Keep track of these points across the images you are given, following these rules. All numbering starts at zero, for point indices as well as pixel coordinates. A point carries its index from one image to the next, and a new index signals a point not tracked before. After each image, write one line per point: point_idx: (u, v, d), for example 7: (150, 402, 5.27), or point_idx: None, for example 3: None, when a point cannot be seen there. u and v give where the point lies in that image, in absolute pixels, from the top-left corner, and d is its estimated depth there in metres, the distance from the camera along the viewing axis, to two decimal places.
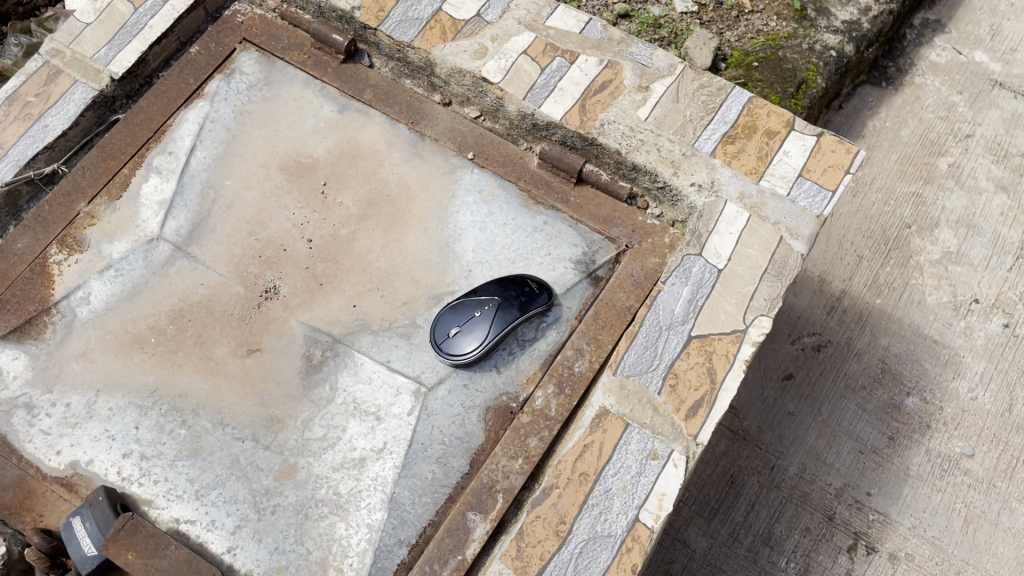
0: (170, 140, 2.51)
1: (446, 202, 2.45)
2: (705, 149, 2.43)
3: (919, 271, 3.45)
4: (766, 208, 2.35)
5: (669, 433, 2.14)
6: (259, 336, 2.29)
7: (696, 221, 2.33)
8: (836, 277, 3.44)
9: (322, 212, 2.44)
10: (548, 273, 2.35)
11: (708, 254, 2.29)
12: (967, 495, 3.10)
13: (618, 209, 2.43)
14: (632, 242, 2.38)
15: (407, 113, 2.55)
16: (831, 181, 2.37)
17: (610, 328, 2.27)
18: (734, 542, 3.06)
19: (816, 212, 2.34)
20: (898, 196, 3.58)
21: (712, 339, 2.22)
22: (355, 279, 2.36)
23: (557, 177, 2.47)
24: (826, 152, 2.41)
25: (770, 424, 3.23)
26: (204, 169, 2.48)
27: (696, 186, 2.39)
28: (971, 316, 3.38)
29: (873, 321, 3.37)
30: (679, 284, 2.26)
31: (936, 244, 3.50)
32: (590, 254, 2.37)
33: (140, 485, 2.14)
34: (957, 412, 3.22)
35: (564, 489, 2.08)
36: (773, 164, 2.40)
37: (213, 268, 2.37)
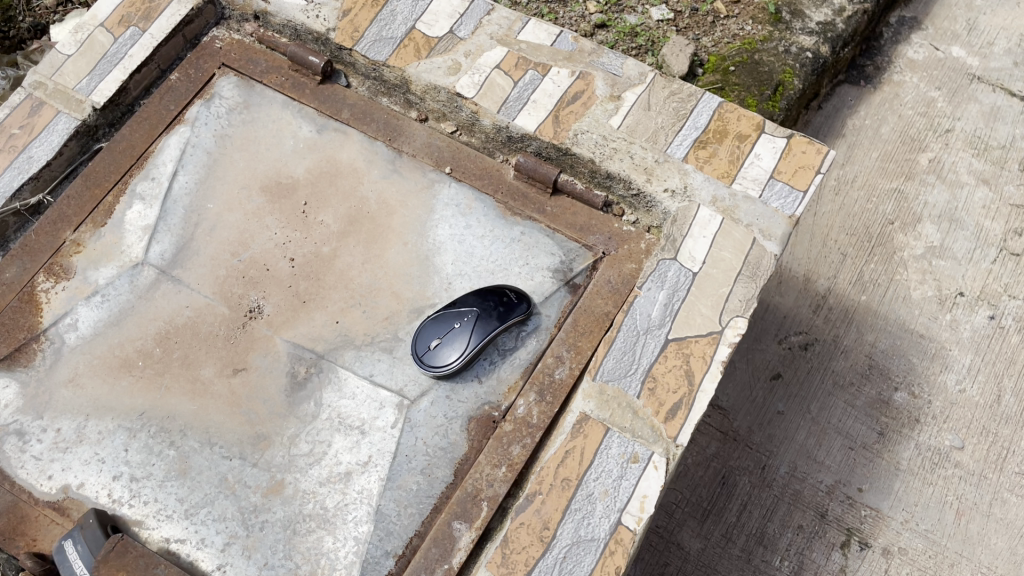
0: (152, 166, 2.55)
1: (424, 216, 2.49)
2: (677, 155, 2.46)
3: (904, 266, 3.48)
4: (739, 210, 2.38)
5: (649, 436, 2.17)
6: (244, 355, 2.33)
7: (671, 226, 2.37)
8: (821, 275, 3.47)
9: (303, 231, 2.48)
10: (526, 283, 2.39)
11: (683, 259, 2.33)
12: (958, 487, 3.12)
13: (594, 217, 2.47)
14: (609, 249, 2.42)
15: (384, 130, 2.60)
16: (802, 182, 2.41)
17: (588, 334, 2.30)
18: (727, 542, 3.08)
19: (788, 212, 2.37)
20: (880, 193, 3.61)
21: (688, 341, 2.25)
22: (337, 295, 2.40)
23: (534, 188, 2.51)
24: (797, 153, 2.45)
25: (760, 424, 3.25)
26: (186, 194, 2.52)
27: (669, 192, 2.43)
28: (957, 309, 3.40)
29: (860, 318, 3.39)
30: (655, 288, 2.30)
31: (919, 239, 3.52)
32: (568, 262, 2.41)
33: (131, 506, 2.18)
34: (945, 405, 3.24)
35: (547, 495, 2.11)
36: (744, 167, 2.43)
37: (198, 290, 2.41)
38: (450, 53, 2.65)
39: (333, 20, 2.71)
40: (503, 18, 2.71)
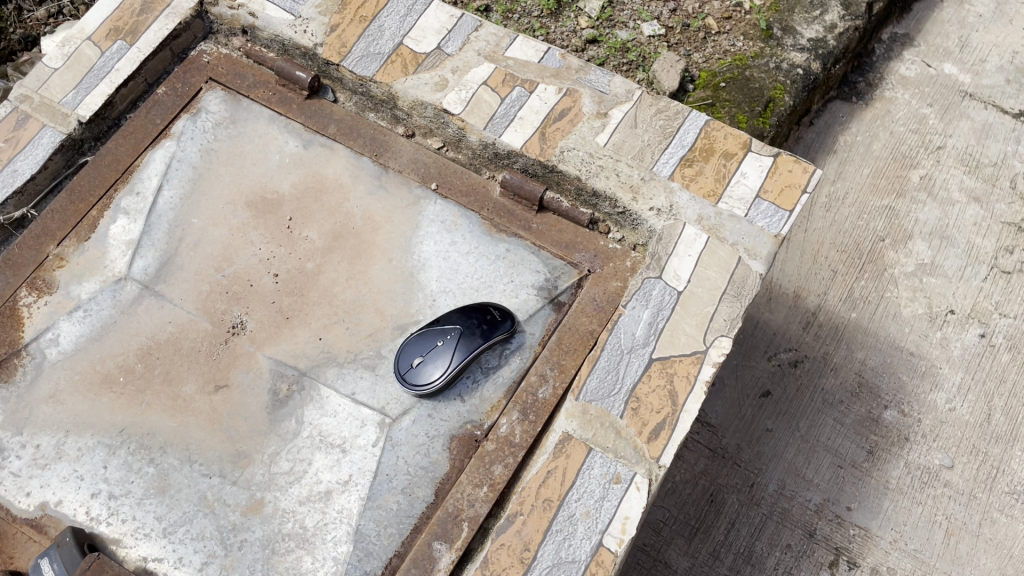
0: (137, 180, 2.55)
1: (409, 232, 2.48)
2: (663, 173, 2.45)
3: (894, 283, 3.47)
4: (724, 229, 2.37)
5: (631, 456, 2.15)
6: (226, 372, 2.32)
7: (655, 244, 2.36)
8: (811, 292, 3.45)
9: (287, 247, 2.47)
10: (511, 301, 2.38)
11: (667, 277, 2.32)
12: (947, 507, 3.10)
13: (580, 234, 2.47)
14: (594, 267, 2.41)
15: (370, 146, 2.59)
16: (788, 201, 2.40)
17: (572, 353, 2.29)
18: (715, 561, 3.05)
19: (773, 231, 2.37)
20: (871, 210, 3.60)
21: (672, 361, 2.23)
22: (321, 311, 2.39)
23: (520, 205, 2.50)
24: (783, 172, 2.44)
25: (748, 442, 3.23)
26: (171, 209, 2.52)
27: (654, 211, 2.42)
28: (948, 327, 3.39)
29: (850, 335, 3.38)
30: (639, 307, 2.29)
31: (910, 256, 3.51)
32: (553, 280, 2.40)
33: (108, 524, 2.16)
34: (935, 423, 3.23)
35: (528, 515, 2.09)
36: (730, 186, 2.43)
37: (181, 306, 2.41)
38: (437, 69, 2.65)
39: (320, 34, 2.70)
40: (490, 34, 2.71)
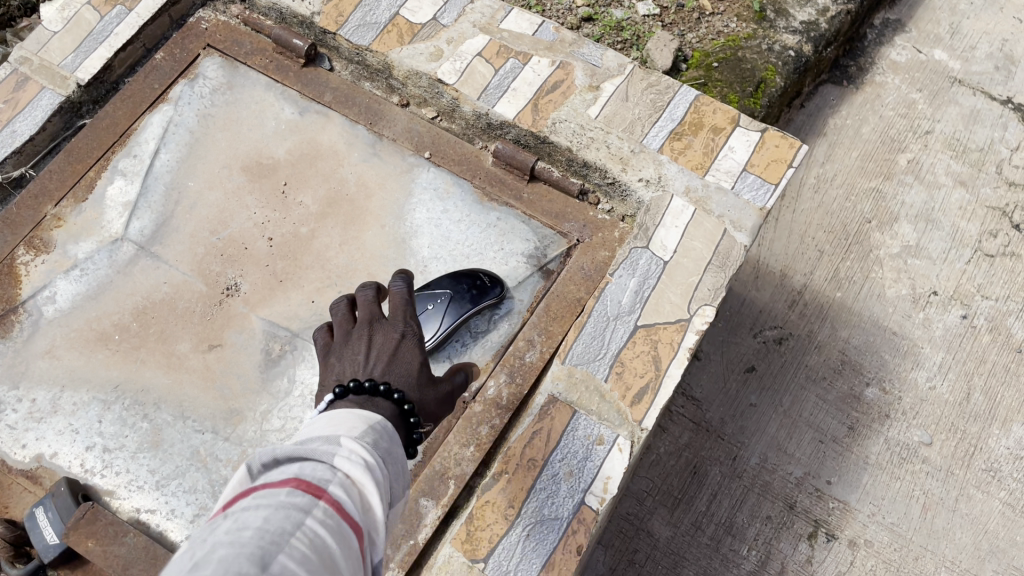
0: (134, 143, 2.59)
1: (402, 199, 2.52)
2: (653, 146, 2.50)
3: (879, 264, 3.52)
4: (711, 201, 2.42)
5: (615, 419, 2.20)
6: (220, 331, 2.37)
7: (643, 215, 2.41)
8: (797, 271, 3.51)
9: (282, 211, 2.52)
10: (501, 268, 2.43)
11: (654, 247, 2.37)
12: (925, 482, 3.16)
13: (570, 205, 2.51)
14: (583, 236, 2.47)
15: (365, 114, 2.63)
16: (774, 175, 2.45)
17: (560, 319, 2.34)
18: (697, 531, 3.11)
19: (759, 204, 2.41)
20: (859, 192, 3.66)
21: (657, 328, 2.28)
22: (314, 275, 2.43)
23: (511, 175, 2.55)
24: (770, 147, 2.49)
25: (732, 416, 3.29)
26: (167, 172, 2.56)
27: (643, 182, 2.46)
28: (930, 308, 3.45)
29: (834, 314, 3.43)
30: (626, 275, 2.34)
31: (896, 238, 3.57)
32: (542, 249, 2.46)
33: (102, 476, 2.21)
34: (915, 401, 3.29)
35: (512, 474, 2.14)
36: (717, 159, 2.47)
37: (176, 267, 2.45)
38: (432, 39, 2.69)
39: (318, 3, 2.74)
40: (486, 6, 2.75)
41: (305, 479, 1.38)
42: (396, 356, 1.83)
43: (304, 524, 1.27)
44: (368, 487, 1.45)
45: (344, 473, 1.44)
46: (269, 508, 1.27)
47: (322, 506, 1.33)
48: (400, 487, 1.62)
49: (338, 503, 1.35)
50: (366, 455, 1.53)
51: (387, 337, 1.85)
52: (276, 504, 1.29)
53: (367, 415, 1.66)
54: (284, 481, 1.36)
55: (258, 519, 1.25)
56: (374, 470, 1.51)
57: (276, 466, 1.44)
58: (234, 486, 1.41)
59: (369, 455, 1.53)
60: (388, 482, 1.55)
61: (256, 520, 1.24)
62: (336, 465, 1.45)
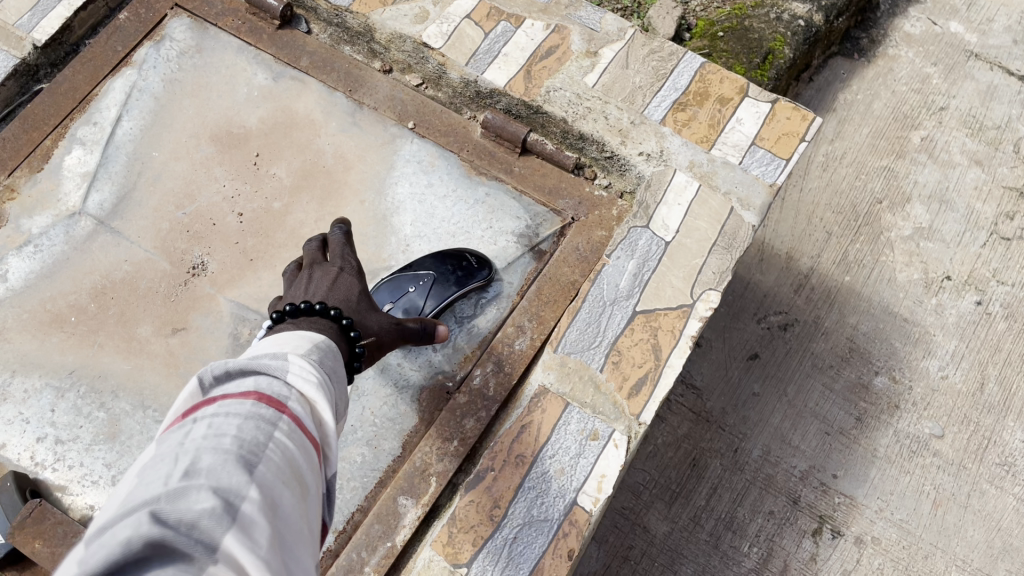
0: (95, 110, 2.40)
1: (384, 172, 2.34)
2: (654, 117, 2.31)
3: (890, 247, 3.35)
4: (717, 177, 2.24)
5: (611, 412, 2.03)
6: (185, 314, 2.19)
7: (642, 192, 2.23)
8: (803, 254, 3.34)
9: (253, 185, 2.33)
10: (489, 248, 2.25)
11: (655, 226, 2.19)
12: (935, 477, 3.01)
13: (564, 179, 2.33)
14: (578, 214, 2.29)
15: (345, 81, 2.43)
16: (785, 150, 2.26)
17: (552, 304, 2.17)
18: (695, 527, 2.95)
19: (769, 181, 2.23)
20: (869, 170, 3.47)
21: (657, 314, 2.11)
22: (287, 254, 2.25)
23: (501, 147, 2.36)
24: (781, 119, 2.30)
25: (734, 406, 3.13)
26: (131, 140, 2.37)
27: (644, 155, 2.27)
28: (943, 294, 3.28)
29: (842, 300, 3.26)
30: (624, 257, 2.16)
31: (907, 219, 3.39)
32: (534, 227, 2.27)
33: (54, 470, 2.04)
34: (926, 392, 3.12)
35: (499, 472, 1.97)
36: (724, 132, 2.29)
37: (138, 244, 2.26)
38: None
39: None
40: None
41: (268, 391, 1.30)
42: (333, 282, 1.85)
43: (279, 433, 1.22)
44: (324, 402, 1.40)
45: (299, 389, 1.38)
46: (243, 412, 1.20)
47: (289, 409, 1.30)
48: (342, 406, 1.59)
49: (303, 414, 1.30)
50: (314, 372, 1.48)
51: (322, 272, 1.89)
52: (249, 409, 1.22)
53: (305, 333, 1.64)
54: (247, 390, 1.28)
55: (234, 426, 1.17)
56: (324, 387, 1.47)
57: (230, 379, 1.35)
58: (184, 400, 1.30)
59: (318, 373, 1.48)
60: (334, 400, 1.51)
61: (234, 426, 1.17)
62: (291, 381, 1.39)
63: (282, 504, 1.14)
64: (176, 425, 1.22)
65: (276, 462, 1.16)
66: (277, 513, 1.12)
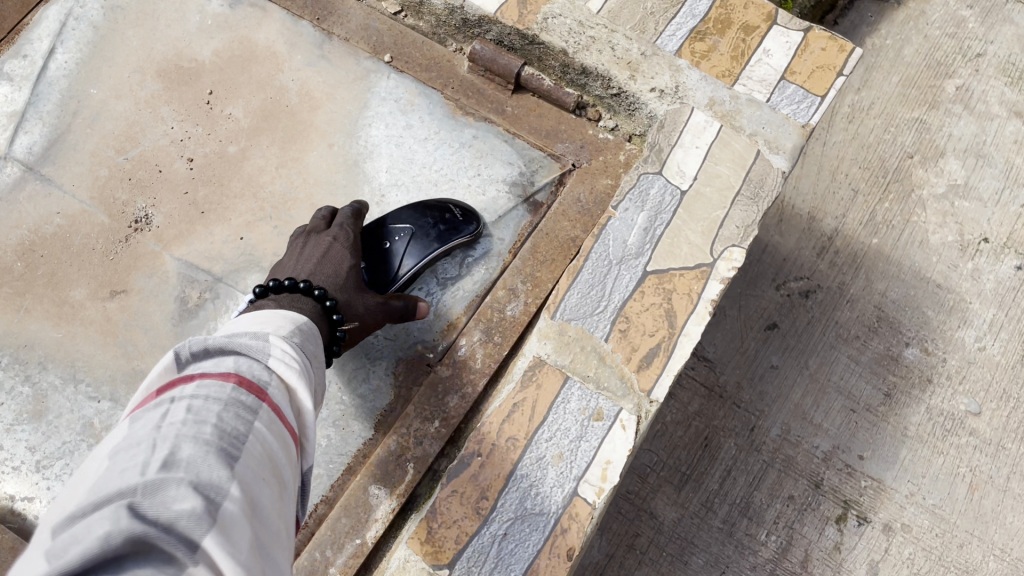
0: (25, 42, 2.09)
1: (355, 112, 2.03)
2: (668, 48, 2.00)
3: (922, 206, 2.89)
4: (741, 116, 1.92)
5: (617, 388, 1.74)
6: (125, 274, 1.89)
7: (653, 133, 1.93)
8: (827, 214, 2.90)
9: (206, 126, 2.02)
10: (476, 199, 1.95)
11: (670, 173, 1.89)
12: (972, 459, 2.60)
13: (564, 120, 2.04)
14: (579, 160, 1.99)
15: (311, 8, 2.13)
16: (819, 86, 1.95)
17: (549, 263, 1.87)
18: (707, 513, 2.58)
19: (801, 120, 1.92)
20: (899, 122, 3.00)
21: (671, 275, 1.82)
22: (244, 206, 1.95)
23: (492, 84, 2.06)
24: (814, 51, 1.99)
25: (749, 379, 2.72)
26: (65, 75, 2.06)
27: (656, 92, 1.97)
28: (980, 258, 2.83)
29: (870, 264, 2.83)
30: (633, 209, 1.86)
31: (941, 175, 2.92)
32: (529, 174, 1.97)
33: None
34: (961, 364, 2.71)
35: (487, 457, 1.69)
36: (750, 65, 1.98)
37: (73, 193, 1.96)
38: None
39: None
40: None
41: (249, 376, 1.14)
42: (323, 256, 1.68)
43: (258, 424, 1.06)
44: (307, 391, 1.24)
45: (281, 374, 1.21)
46: (222, 397, 1.04)
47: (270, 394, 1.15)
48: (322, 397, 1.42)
49: (284, 404, 1.14)
50: (296, 357, 1.32)
51: (315, 242, 1.72)
52: (228, 395, 1.06)
53: (287, 313, 1.46)
54: (226, 372, 1.12)
55: (216, 409, 1.01)
56: (306, 375, 1.30)
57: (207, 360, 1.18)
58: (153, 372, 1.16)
59: (300, 358, 1.32)
60: (314, 389, 1.35)
61: (214, 413, 1.00)
62: (273, 364, 1.23)
63: (261, 504, 0.98)
64: (144, 408, 1.05)
65: (257, 457, 1.01)
66: (258, 515, 0.96)
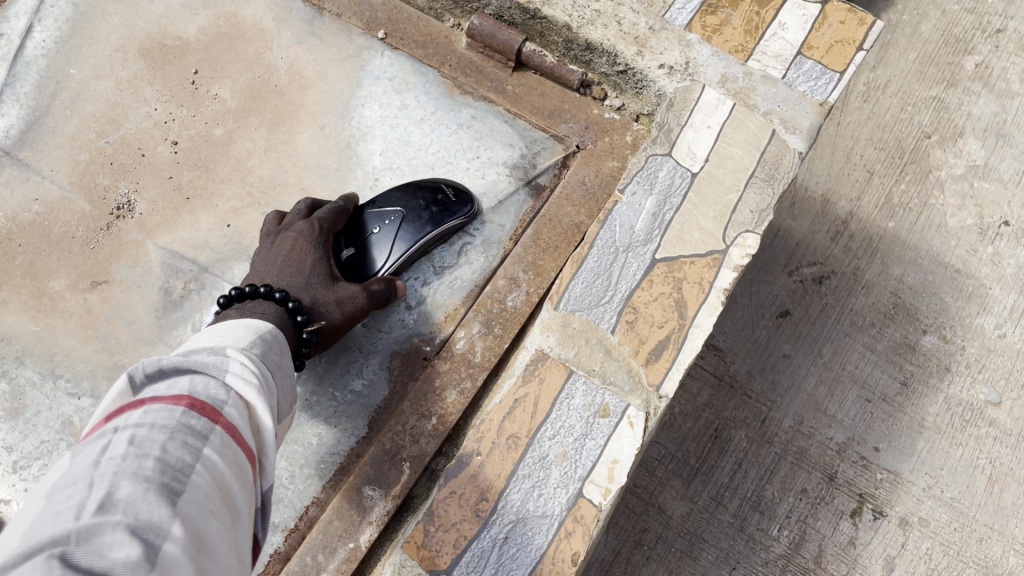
0: (1, 20, 1.99)
1: (348, 92, 1.93)
2: (678, 22, 1.89)
3: (940, 188, 2.78)
4: (755, 94, 1.82)
5: (625, 383, 1.64)
6: (106, 265, 1.80)
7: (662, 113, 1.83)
8: (841, 197, 2.78)
9: (191, 107, 1.93)
10: (475, 183, 1.85)
11: (679, 154, 1.78)
12: (992, 450, 2.50)
13: (567, 99, 1.94)
14: (584, 142, 1.88)
15: None
16: (838, 62, 1.84)
17: (552, 251, 1.78)
18: (717, 507, 2.49)
19: (818, 98, 1.81)
20: (916, 101, 2.87)
21: (681, 263, 1.71)
22: (231, 191, 1.86)
23: (491, 61, 1.96)
24: (833, 25, 1.87)
25: (761, 369, 2.62)
26: (43, 54, 1.96)
27: (665, 69, 1.86)
28: (1001, 242, 2.72)
29: (886, 249, 2.72)
30: (641, 192, 1.76)
31: (960, 156, 2.81)
32: (530, 157, 1.87)
33: None
34: (981, 352, 2.60)
35: (487, 457, 1.60)
36: (765, 40, 1.86)
37: (52, 179, 1.87)
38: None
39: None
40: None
41: (204, 397, 1.06)
42: (287, 254, 1.61)
43: (209, 451, 0.98)
44: (268, 408, 1.16)
45: (241, 391, 1.14)
46: (168, 425, 0.96)
47: (225, 419, 1.06)
48: (287, 407, 1.34)
49: (240, 426, 1.06)
50: (258, 370, 1.24)
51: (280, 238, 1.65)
52: (176, 422, 0.97)
53: (249, 321, 1.38)
54: (180, 394, 1.04)
55: (162, 440, 0.93)
56: (267, 390, 1.22)
57: (160, 381, 1.10)
58: (105, 400, 1.07)
59: (261, 371, 1.24)
60: (277, 403, 1.27)
61: (158, 443, 0.92)
62: (231, 381, 1.15)
63: (211, 541, 0.90)
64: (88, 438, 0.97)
65: (207, 489, 0.92)
66: (208, 554, 0.88)
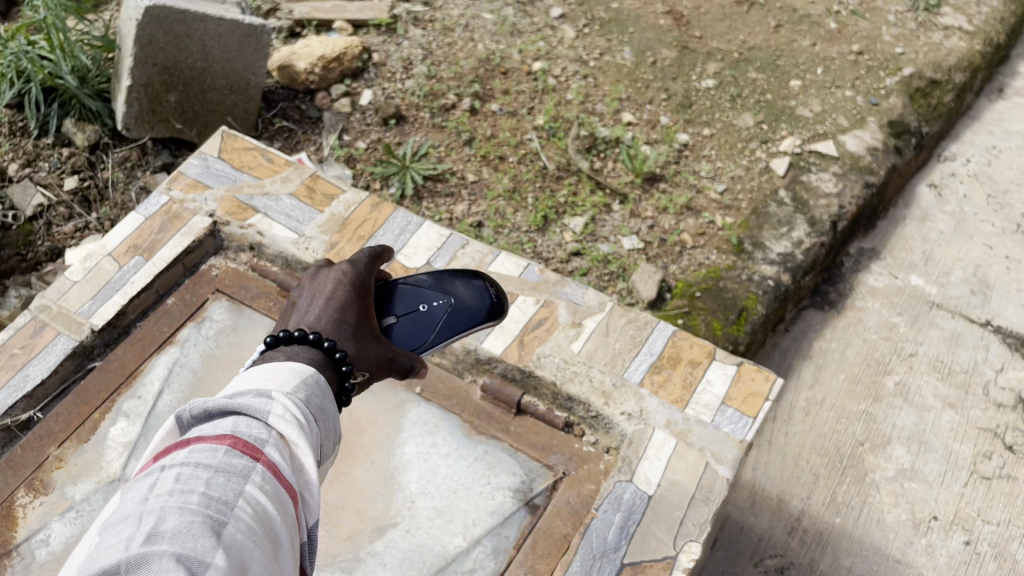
0: (139, 384, 2.70)
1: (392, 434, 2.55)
2: (633, 379, 2.66)
3: (876, 488, 3.39)
4: (692, 433, 2.54)
5: None
6: None
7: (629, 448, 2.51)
8: (795, 496, 3.38)
9: None
10: (487, 503, 2.41)
11: (638, 480, 2.44)
12: None
13: (555, 436, 2.57)
14: (569, 469, 2.49)
15: None
16: (751, 409, 2.59)
17: (546, 557, 2.30)
18: None
19: (739, 436, 2.53)
20: (848, 414, 3.60)
21: (644, 565, 2.30)
22: None
23: (499, 408, 2.62)
24: (744, 381, 2.66)
25: None
26: (169, 410, 2.64)
27: (626, 414, 2.57)
28: (932, 534, 3.27)
29: (835, 541, 3.25)
30: (611, 509, 2.38)
31: (890, 460, 3.46)
32: (529, 482, 2.45)
33: None
34: None
35: None
36: (696, 393, 2.63)
37: None
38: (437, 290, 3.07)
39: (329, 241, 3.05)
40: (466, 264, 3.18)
41: (245, 437, 1.49)
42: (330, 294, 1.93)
43: (246, 488, 1.39)
44: (303, 447, 1.56)
45: (281, 428, 1.55)
46: (210, 470, 1.39)
47: (258, 467, 1.45)
48: (331, 442, 1.72)
49: (276, 461, 1.48)
50: (300, 412, 1.63)
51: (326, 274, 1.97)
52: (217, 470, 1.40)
53: (295, 366, 1.74)
54: (221, 437, 1.48)
55: (200, 481, 1.36)
56: (308, 428, 1.62)
57: (205, 419, 1.55)
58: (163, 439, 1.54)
59: (302, 413, 1.63)
60: (318, 442, 1.66)
61: (200, 485, 1.35)
62: (273, 421, 1.56)
63: (248, 560, 1.30)
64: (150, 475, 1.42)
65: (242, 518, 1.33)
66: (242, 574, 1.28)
